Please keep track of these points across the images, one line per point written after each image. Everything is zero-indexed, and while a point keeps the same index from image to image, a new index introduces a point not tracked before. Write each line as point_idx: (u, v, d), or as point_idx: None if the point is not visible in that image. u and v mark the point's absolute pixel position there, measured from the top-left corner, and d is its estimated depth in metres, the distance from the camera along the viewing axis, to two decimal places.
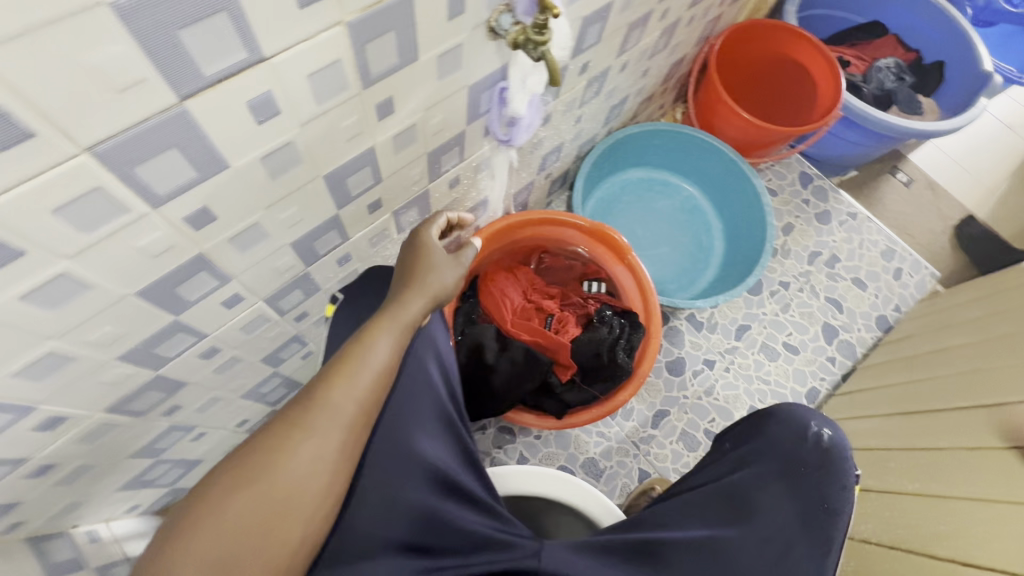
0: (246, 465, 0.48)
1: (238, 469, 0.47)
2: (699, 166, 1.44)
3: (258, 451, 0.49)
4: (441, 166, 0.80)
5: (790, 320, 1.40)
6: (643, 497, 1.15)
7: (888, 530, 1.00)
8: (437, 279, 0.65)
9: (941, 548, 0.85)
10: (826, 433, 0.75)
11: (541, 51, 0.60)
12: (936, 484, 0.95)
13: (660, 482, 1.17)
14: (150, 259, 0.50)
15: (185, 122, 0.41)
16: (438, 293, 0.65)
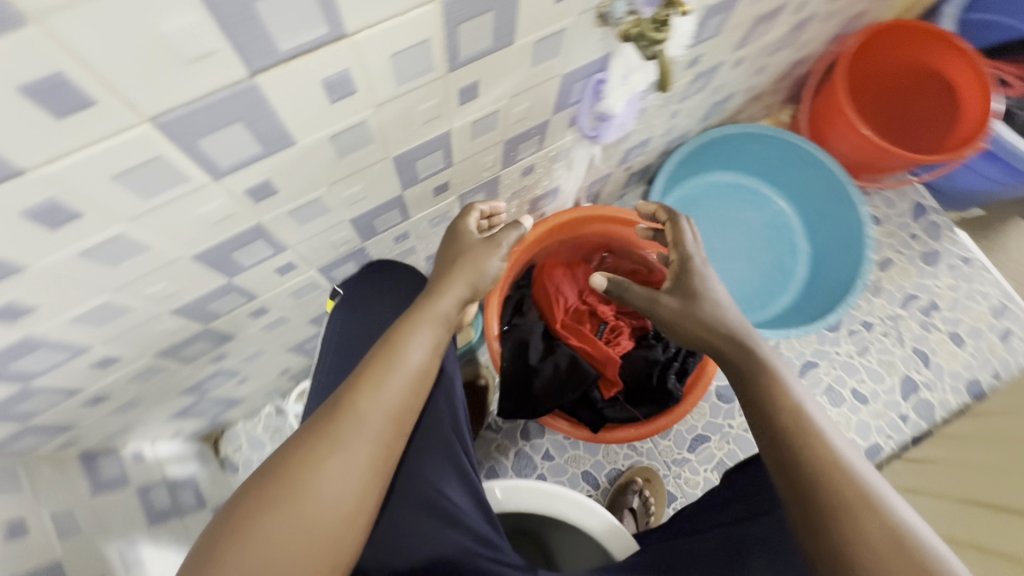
0: (279, 480, 0.47)
1: (270, 487, 0.47)
2: (795, 182, 1.30)
3: (291, 461, 0.48)
4: (516, 154, 0.74)
5: (865, 365, 1.27)
6: (626, 492, 1.14)
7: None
8: (477, 263, 0.61)
9: None
10: None
11: (655, 51, 0.51)
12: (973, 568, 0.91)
13: (643, 473, 1.16)
14: (209, 226, 0.48)
15: (254, 96, 0.38)
16: (478, 279, 0.61)
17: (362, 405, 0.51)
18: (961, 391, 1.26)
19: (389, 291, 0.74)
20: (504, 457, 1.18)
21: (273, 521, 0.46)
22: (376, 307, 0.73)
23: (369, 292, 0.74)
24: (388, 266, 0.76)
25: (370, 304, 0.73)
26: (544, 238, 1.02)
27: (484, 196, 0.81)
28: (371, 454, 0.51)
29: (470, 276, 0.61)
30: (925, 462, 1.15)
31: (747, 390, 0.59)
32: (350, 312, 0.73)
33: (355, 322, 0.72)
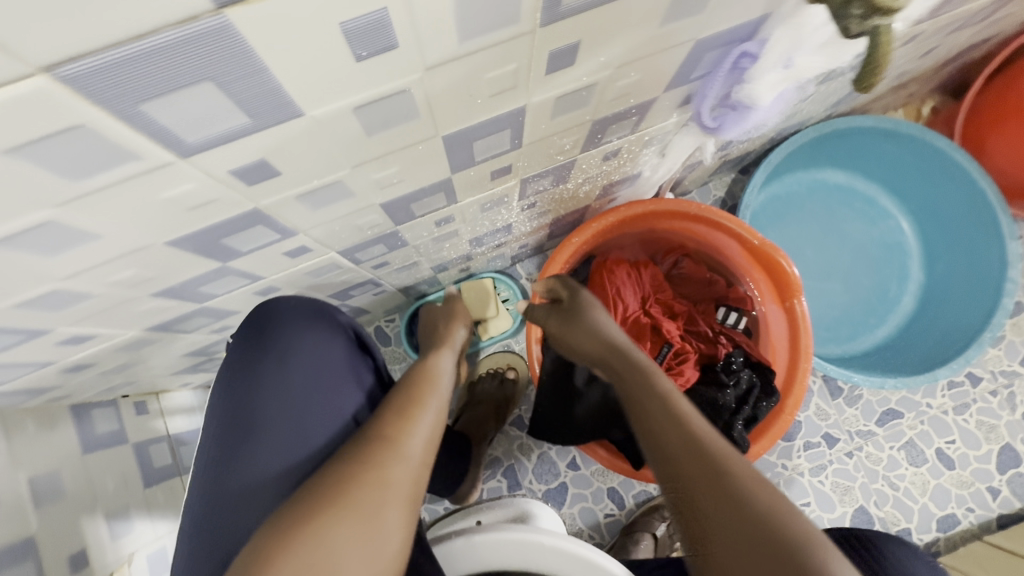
0: (330, 488, 0.43)
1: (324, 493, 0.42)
2: (923, 197, 1.07)
3: (342, 479, 0.43)
4: (603, 137, 0.57)
5: (959, 425, 1.08)
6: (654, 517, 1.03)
7: None
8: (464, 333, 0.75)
9: None
10: None
11: (871, 27, 0.31)
12: None
13: None
14: (184, 211, 0.35)
15: (228, 43, 0.23)
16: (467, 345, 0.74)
17: (404, 435, 0.49)
18: None
19: (274, 335, 0.57)
20: (525, 458, 1.08)
21: (327, 539, 0.39)
22: (268, 362, 0.56)
23: (257, 338, 0.57)
24: (275, 302, 0.59)
25: (255, 354, 0.56)
26: (613, 229, 0.87)
27: (552, 181, 0.65)
28: (415, 480, 0.47)
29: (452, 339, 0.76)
30: (989, 547, 0.98)
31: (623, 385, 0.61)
32: (234, 365, 0.57)
33: (240, 380, 0.55)
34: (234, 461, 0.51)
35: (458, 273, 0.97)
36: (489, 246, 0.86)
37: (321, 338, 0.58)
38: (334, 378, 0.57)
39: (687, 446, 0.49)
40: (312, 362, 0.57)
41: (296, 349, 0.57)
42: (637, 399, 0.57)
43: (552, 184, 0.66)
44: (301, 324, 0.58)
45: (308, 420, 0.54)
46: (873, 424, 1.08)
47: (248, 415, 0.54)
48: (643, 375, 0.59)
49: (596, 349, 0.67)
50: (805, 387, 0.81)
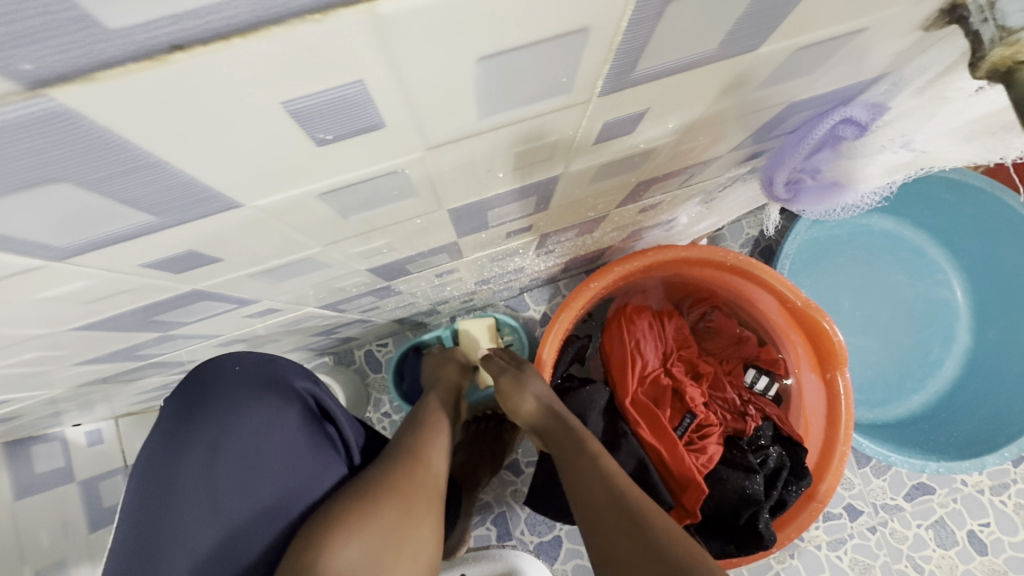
0: (379, 478, 0.46)
1: (374, 481, 0.46)
2: (982, 254, 0.96)
3: (389, 474, 0.47)
4: (645, 193, 0.47)
5: (995, 507, 0.99)
6: None
7: None
8: (453, 373, 0.74)
9: None
10: None
11: None
12: None
13: None
14: (87, 303, 0.26)
15: (78, 134, 0.13)
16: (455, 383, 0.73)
17: (428, 452, 0.53)
18: None
19: (215, 403, 0.50)
20: (518, 506, 0.99)
21: (381, 516, 0.43)
22: (210, 418, 0.50)
23: (199, 399, 0.51)
24: (228, 358, 0.52)
25: (193, 423, 0.50)
26: (640, 274, 0.77)
27: (576, 232, 0.55)
28: (439, 486, 0.51)
29: (448, 385, 0.71)
30: None
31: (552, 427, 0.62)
32: (168, 433, 0.50)
33: (172, 443, 0.49)
34: (148, 553, 0.45)
35: (460, 305, 0.87)
36: (498, 285, 0.77)
37: (271, 407, 0.51)
38: (270, 448, 0.49)
39: (614, 500, 0.50)
40: (256, 439, 0.49)
41: (238, 422, 0.50)
42: (565, 450, 0.59)
43: (576, 234, 0.57)
44: (255, 384, 0.51)
45: (236, 500, 0.47)
46: (901, 498, 0.99)
47: (174, 476, 0.48)
48: (569, 423, 0.61)
49: (533, 418, 0.64)
50: (842, 473, 0.71)
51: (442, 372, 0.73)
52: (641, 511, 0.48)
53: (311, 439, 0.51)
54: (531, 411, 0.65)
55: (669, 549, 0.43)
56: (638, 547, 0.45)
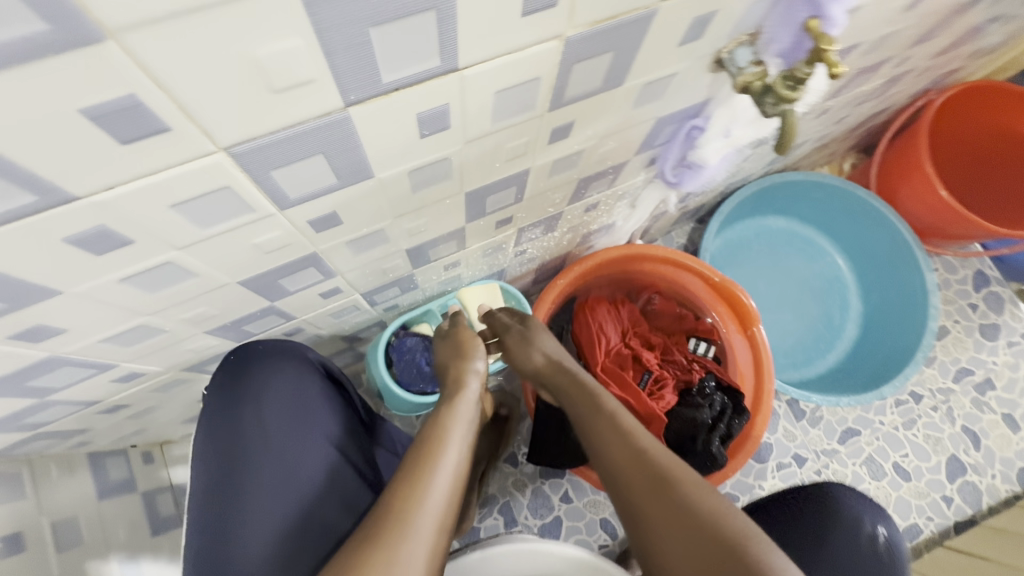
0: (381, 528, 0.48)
1: (372, 534, 0.47)
2: (853, 238, 1.24)
3: (377, 529, 0.48)
4: (586, 191, 0.68)
5: (910, 440, 1.19)
6: None
7: None
8: (471, 363, 0.70)
9: None
10: (881, 534, 0.68)
11: (781, 110, 0.46)
12: None
13: None
14: (263, 255, 0.43)
15: (344, 130, 0.33)
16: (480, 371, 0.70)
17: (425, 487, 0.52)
18: (1010, 480, 1.18)
19: (253, 393, 0.60)
20: (519, 494, 1.12)
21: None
22: (247, 399, 0.60)
23: (235, 381, 0.60)
24: (250, 343, 0.62)
25: (237, 414, 0.60)
26: (594, 271, 0.98)
27: (542, 229, 0.76)
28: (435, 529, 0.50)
29: (473, 373, 0.69)
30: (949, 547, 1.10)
31: (586, 410, 0.65)
32: (213, 426, 0.60)
33: (224, 419, 0.60)
34: (232, 522, 0.55)
35: None
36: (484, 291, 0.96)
37: (297, 376, 0.63)
38: (304, 412, 0.62)
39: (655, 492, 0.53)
40: (293, 404, 0.62)
41: (275, 392, 0.61)
42: (592, 427, 0.63)
43: (542, 232, 0.77)
44: (277, 364, 0.62)
45: (291, 451, 0.59)
46: (836, 443, 1.18)
47: (234, 444, 0.59)
48: (591, 403, 0.65)
49: (547, 372, 0.71)
50: (771, 405, 0.92)
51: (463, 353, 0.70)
52: (671, 479, 0.54)
53: (335, 404, 0.66)
54: (538, 365, 0.72)
55: (699, 519, 0.49)
56: (664, 515, 0.52)
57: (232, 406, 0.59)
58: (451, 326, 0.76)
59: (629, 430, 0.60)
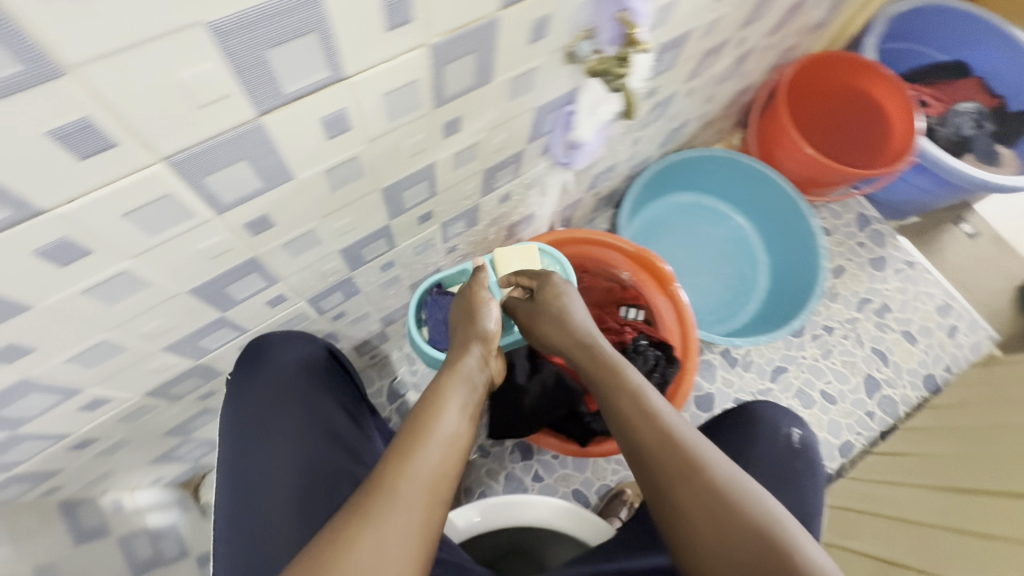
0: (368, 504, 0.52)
1: (363, 509, 0.52)
2: (750, 199, 1.39)
3: (368, 499, 0.53)
4: (495, 182, 0.79)
5: (830, 367, 1.34)
6: (616, 502, 1.15)
7: (877, 544, 0.97)
8: (479, 328, 0.75)
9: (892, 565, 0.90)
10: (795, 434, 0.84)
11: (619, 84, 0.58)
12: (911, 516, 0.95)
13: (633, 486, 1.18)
14: (208, 260, 0.50)
15: (260, 136, 0.41)
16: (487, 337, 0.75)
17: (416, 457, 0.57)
18: (918, 386, 1.34)
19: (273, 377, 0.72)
20: (494, 482, 1.18)
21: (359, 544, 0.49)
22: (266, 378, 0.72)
23: (254, 365, 0.72)
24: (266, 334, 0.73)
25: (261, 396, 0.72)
26: None
27: (465, 223, 0.85)
28: (422, 493, 0.55)
29: (480, 336, 0.74)
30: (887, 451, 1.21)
31: (607, 387, 0.68)
32: (237, 404, 0.71)
33: (247, 396, 0.71)
34: (258, 479, 0.67)
35: (404, 325, 1.12)
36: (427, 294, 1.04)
37: (308, 357, 0.76)
38: (315, 385, 0.75)
39: (683, 474, 0.57)
40: (306, 378, 0.74)
41: (291, 371, 0.73)
42: (614, 401, 0.66)
43: (466, 226, 0.87)
44: (290, 349, 0.74)
45: (307, 414, 0.72)
46: (768, 382, 1.31)
47: (257, 416, 0.70)
48: (612, 378, 0.69)
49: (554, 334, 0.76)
50: (696, 350, 1.03)
51: (471, 317, 0.75)
52: (698, 463, 0.57)
53: (336, 383, 0.79)
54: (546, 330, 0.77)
55: (727, 504, 0.54)
56: (695, 496, 0.56)
57: (254, 386, 0.71)
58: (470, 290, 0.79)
59: (654, 409, 0.63)
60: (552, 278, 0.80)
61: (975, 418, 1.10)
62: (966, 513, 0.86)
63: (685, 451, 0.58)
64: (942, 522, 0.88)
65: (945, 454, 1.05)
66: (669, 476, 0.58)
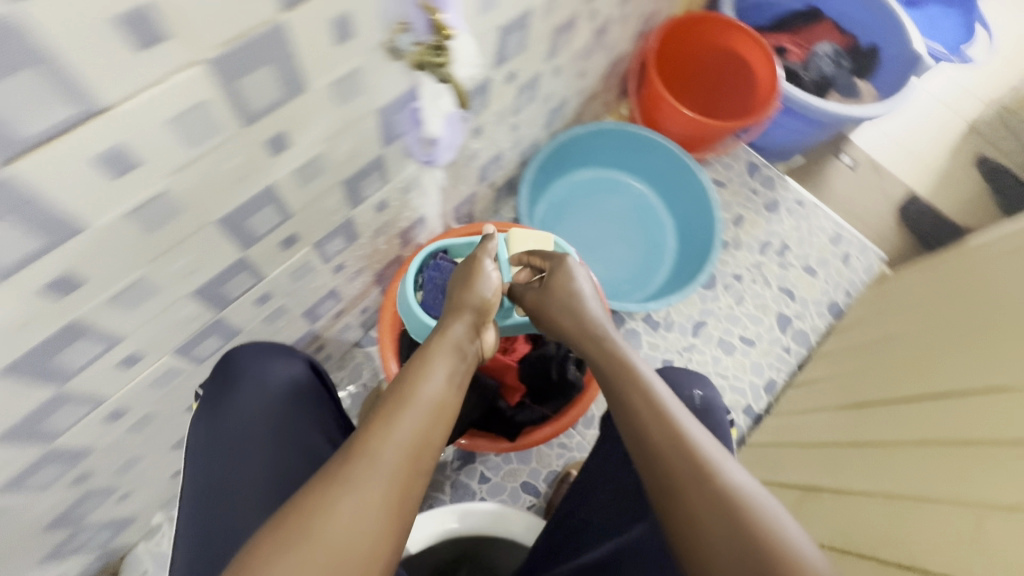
0: (345, 471, 0.52)
1: (340, 472, 0.52)
2: (646, 165, 1.41)
3: (349, 463, 0.53)
4: (363, 192, 0.75)
5: (744, 312, 1.40)
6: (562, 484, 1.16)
7: (803, 471, 0.97)
8: (476, 298, 0.77)
9: (825, 486, 0.89)
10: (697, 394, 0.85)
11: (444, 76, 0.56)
12: (843, 434, 0.95)
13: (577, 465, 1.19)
14: (7, 335, 0.45)
15: (13, 190, 0.36)
16: (480, 308, 0.77)
17: (401, 418, 0.57)
18: (824, 314, 1.43)
19: (254, 385, 0.73)
20: (441, 492, 1.16)
21: (339, 507, 0.50)
22: (237, 390, 0.73)
23: (224, 379, 0.73)
24: (239, 349, 0.75)
25: (236, 406, 0.72)
26: None
27: (344, 239, 0.82)
28: (404, 454, 0.55)
29: (479, 306, 0.77)
30: (812, 383, 1.22)
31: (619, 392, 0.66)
32: (209, 414, 0.72)
33: (218, 408, 0.72)
34: (228, 487, 0.68)
35: (313, 353, 1.07)
36: (328, 317, 0.99)
37: (282, 369, 0.76)
38: (287, 395, 0.75)
39: (698, 480, 0.55)
40: (280, 389, 0.75)
41: (262, 383, 0.74)
42: (626, 404, 0.64)
43: (347, 242, 0.83)
44: (263, 361, 0.75)
45: (278, 425, 0.72)
46: (691, 337, 1.36)
47: (227, 426, 0.71)
48: (621, 379, 0.67)
49: (561, 318, 0.78)
50: None
51: (469, 290, 0.77)
52: (710, 471, 0.56)
53: (318, 400, 0.78)
54: (555, 314, 0.78)
55: (736, 516, 0.53)
56: (708, 506, 0.54)
57: (225, 397, 0.72)
58: (472, 264, 0.82)
59: (666, 409, 0.61)
60: (565, 262, 0.82)
61: (886, 333, 1.13)
62: (896, 424, 0.86)
63: (699, 459, 0.56)
64: (847, 440, 0.93)
65: (872, 365, 1.07)
66: (682, 482, 0.56)
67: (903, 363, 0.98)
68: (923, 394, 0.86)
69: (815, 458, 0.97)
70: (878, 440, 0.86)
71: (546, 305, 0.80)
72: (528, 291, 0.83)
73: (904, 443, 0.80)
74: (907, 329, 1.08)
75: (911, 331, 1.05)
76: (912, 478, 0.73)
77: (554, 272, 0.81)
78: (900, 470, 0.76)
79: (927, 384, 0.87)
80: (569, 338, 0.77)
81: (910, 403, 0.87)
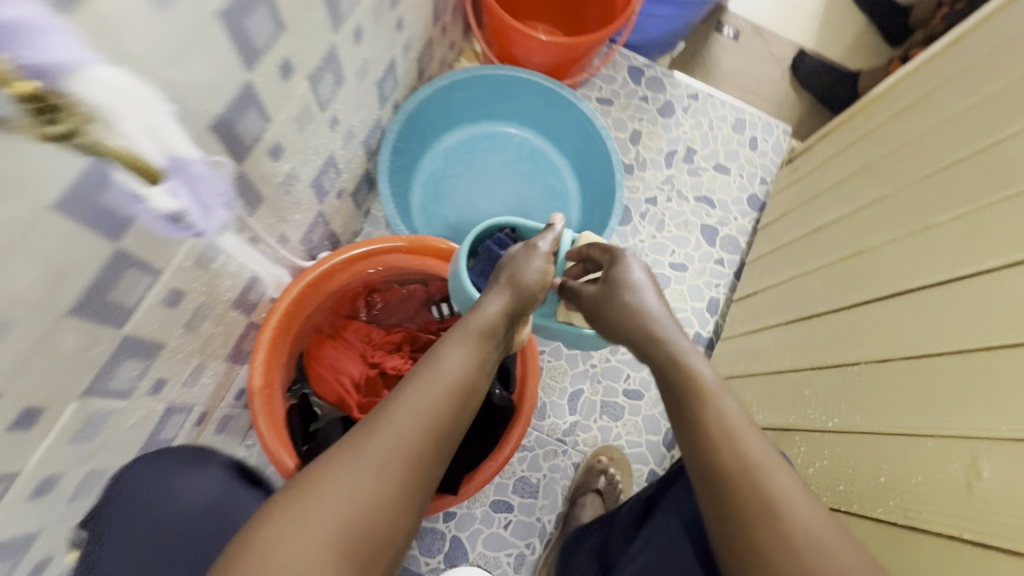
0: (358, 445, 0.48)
1: (350, 446, 0.48)
2: (520, 106, 1.20)
3: (364, 439, 0.49)
4: (126, 301, 0.53)
5: (668, 237, 1.28)
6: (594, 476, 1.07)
7: (774, 411, 0.89)
8: (526, 281, 0.67)
9: (801, 425, 0.81)
10: None
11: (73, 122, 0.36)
12: (805, 358, 0.86)
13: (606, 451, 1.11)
14: None
15: None
16: (522, 296, 0.66)
17: (418, 381, 0.54)
18: (747, 212, 1.33)
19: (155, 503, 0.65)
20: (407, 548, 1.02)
21: (349, 482, 0.46)
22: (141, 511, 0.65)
23: (114, 509, 0.64)
24: (129, 468, 0.66)
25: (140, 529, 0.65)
26: (287, 327, 0.84)
27: (139, 359, 0.60)
28: (420, 421, 0.51)
29: (524, 297, 0.67)
30: (754, 297, 1.13)
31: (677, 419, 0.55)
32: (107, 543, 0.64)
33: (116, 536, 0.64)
34: None
35: None
36: (186, 433, 0.78)
37: (188, 480, 0.68)
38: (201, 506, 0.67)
39: (772, 519, 0.47)
40: (190, 501, 0.67)
41: (169, 499, 0.66)
42: (687, 430, 0.54)
43: (147, 358, 0.61)
44: (166, 477, 0.67)
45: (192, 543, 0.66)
46: None
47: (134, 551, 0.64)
48: (682, 396, 0.56)
49: (612, 322, 0.64)
50: None
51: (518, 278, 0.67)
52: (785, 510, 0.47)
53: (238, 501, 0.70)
54: (608, 317, 0.65)
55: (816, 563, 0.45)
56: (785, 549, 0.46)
57: (124, 522, 0.64)
58: (523, 250, 0.71)
59: (740, 433, 0.51)
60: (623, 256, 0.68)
61: (816, 227, 1.03)
62: (859, 339, 0.76)
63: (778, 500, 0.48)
64: (809, 365, 0.85)
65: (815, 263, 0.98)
66: (753, 523, 0.47)
67: (845, 259, 0.89)
68: (879, 297, 0.77)
69: (783, 392, 0.89)
70: (842, 362, 0.77)
71: (598, 308, 0.66)
72: (585, 289, 0.68)
73: (874, 363, 0.71)
74: (840, 214, 0.98)
75: (849, 213, 0.95)
76: (889, 409, 0.65)
77: (612, 267, 0.67)
78: (879, 402, 0.67)
79: (880, 282, 0.78)
80: (627, 341, 0.63)
81: (865, 309, 0.78)
